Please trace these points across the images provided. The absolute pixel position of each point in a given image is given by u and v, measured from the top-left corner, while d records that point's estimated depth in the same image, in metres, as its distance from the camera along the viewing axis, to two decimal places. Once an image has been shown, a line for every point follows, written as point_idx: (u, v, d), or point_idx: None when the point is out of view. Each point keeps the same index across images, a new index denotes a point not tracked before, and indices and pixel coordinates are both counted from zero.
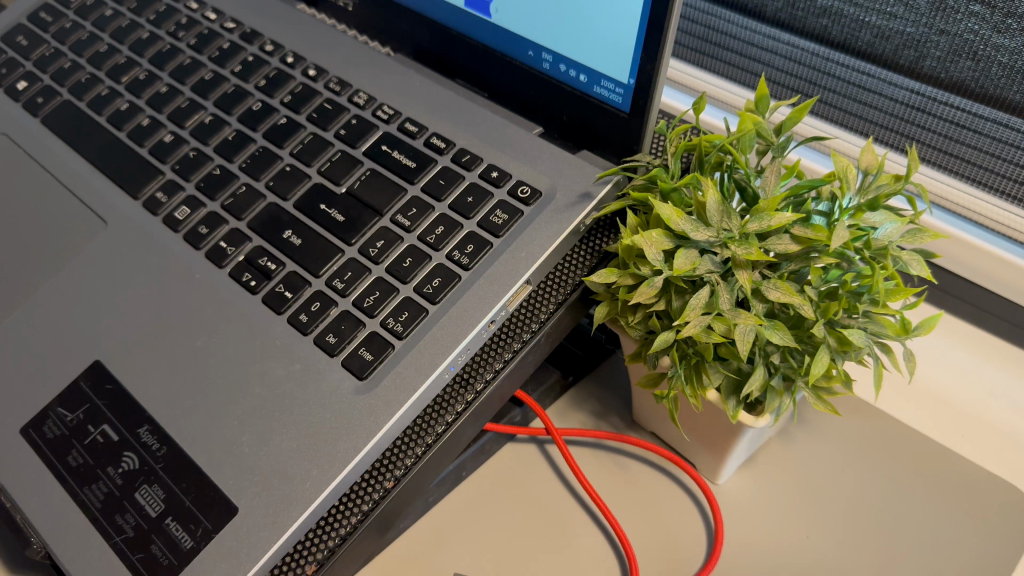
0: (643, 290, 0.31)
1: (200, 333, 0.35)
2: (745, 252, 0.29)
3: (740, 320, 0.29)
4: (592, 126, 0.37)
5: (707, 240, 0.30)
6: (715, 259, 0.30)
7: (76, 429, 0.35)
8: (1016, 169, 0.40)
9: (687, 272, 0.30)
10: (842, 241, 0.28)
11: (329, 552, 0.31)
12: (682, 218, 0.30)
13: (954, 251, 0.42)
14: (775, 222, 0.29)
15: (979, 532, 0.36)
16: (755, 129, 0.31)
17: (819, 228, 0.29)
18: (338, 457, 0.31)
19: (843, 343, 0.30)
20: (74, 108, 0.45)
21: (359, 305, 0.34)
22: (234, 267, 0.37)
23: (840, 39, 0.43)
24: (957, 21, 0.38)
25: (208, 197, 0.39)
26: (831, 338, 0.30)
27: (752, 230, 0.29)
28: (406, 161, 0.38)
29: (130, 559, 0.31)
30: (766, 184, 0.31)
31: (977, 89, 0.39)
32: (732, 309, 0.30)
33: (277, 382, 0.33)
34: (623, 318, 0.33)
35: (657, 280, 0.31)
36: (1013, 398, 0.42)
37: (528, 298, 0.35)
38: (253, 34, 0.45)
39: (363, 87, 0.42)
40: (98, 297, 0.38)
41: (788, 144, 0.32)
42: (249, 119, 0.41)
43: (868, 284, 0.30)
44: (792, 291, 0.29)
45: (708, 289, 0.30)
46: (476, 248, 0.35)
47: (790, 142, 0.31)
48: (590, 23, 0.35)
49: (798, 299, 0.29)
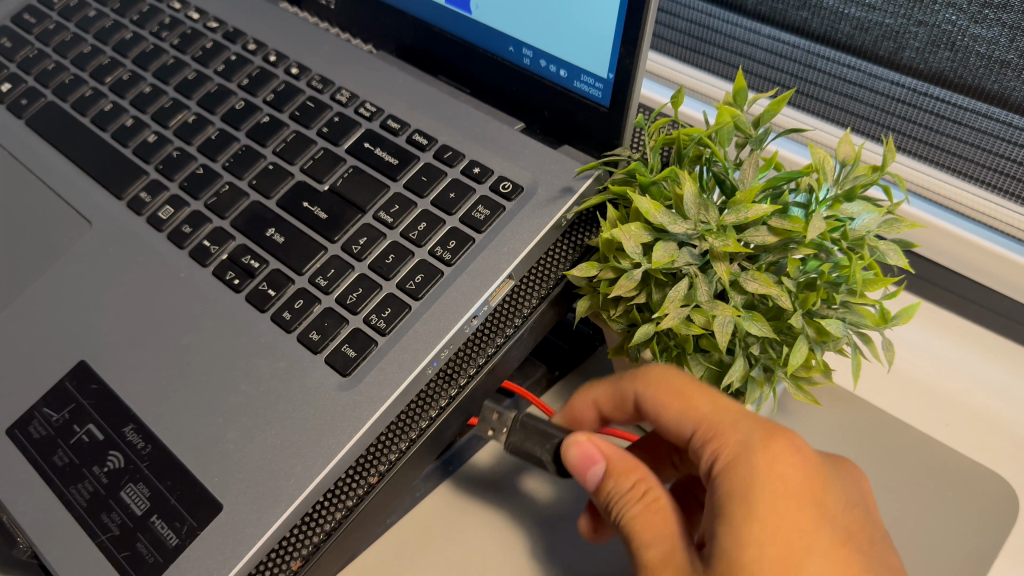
0: (622, 283, 0.31)
1: (185, 331, 0.36)
2: (722, 244, 0.29)
3: (717, 310, 0.29)
4: (574, 120, 0.38)
5: (686, 230, 0.30)
6: (693, 250, 0.30)
7: (62, 429, 0.35)
8: (994, 158, 0.40)
9: (666, 265, 0.30)
10: (820, 231, 0.28)
11: (314, 548, 0.31)
12: (660, 212, 0.30)
13: (932, 241, 0.42)
14: (752, 215, 0.29)
15: (965, 515, 0.37)
16: (733, 122, 0.31)
17: (796, 219, 0.29)
18: (322, 453, 0.31)
19: (822, 333, 0.30)
20: (58, 109, 0.45)
21: (343, 302, 0.34)
22: (217, 266, 0.37)
23: (820, 31, 0.43)
24: (935, 12, 0.38)
25: (191, 196, 0.40)
26: (810, 328, 0.30)
27: (730, 222, 0.29)
28: (388, 158, 0.38)
29: (116, 557, 0.31)
30: (744, 176, 0.31)
31: (956, 79, 0.39)
32: (709, 297, 0.30)
33: (262, 378, 0.33)
34: (605, 312, 0.34)
35: (636, 274, 0.31)
36: (996, 387, 0.42)
37: (513, 290, 0.35)
38: (237, 33, 0.45)
39: (346, 84, 0.42)
40: (83, 297, 0.38)
41: (766, 138, 0.31)
42: (232, 118, 0.41)
43: (845, 274, 0.30)
44: (770, 282, 0.29)
45: (686, 281, 0.30)
46: (458, 244, 0.35)
47: (768, 134, 0.31)
48: (574, 11, 0.34)
49: (776, 291, 0.29)
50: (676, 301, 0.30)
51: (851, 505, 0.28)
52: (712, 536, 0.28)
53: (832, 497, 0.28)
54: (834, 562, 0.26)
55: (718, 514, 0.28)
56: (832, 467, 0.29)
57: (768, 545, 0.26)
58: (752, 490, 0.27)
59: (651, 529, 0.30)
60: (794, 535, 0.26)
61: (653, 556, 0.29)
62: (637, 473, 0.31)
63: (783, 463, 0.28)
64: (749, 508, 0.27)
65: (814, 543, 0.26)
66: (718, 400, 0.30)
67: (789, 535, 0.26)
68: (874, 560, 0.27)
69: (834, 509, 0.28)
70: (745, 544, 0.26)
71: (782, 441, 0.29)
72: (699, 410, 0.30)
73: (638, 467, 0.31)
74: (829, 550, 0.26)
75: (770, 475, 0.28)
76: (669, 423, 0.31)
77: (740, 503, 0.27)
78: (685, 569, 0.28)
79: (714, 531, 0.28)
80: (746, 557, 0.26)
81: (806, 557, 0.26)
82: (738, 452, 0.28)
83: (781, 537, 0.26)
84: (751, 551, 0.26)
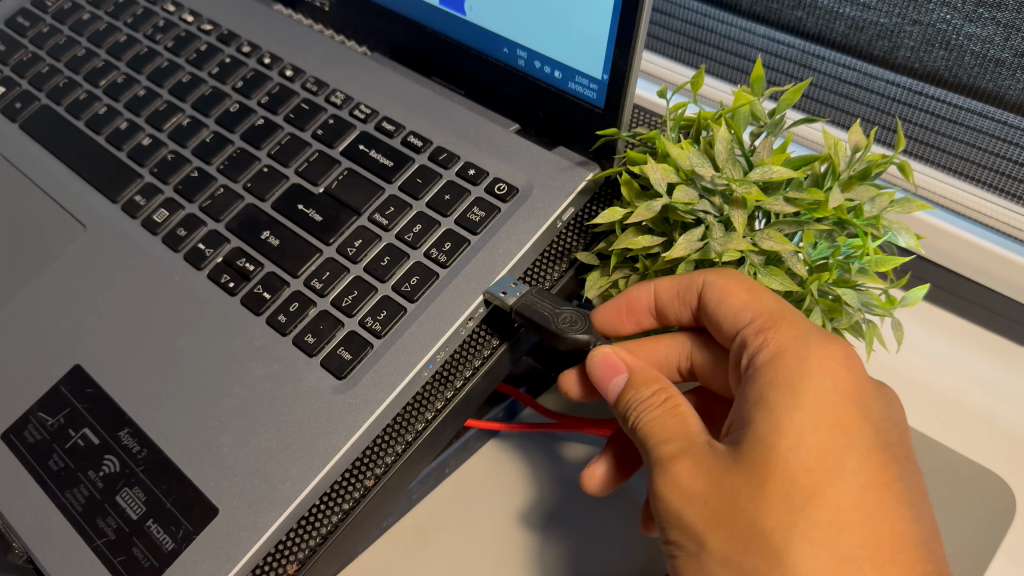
0: (640, 213, 0.30)
1: (180, 335, 0.36)
2: (744, 191, 0.29)
3: (731, 248, 0.30)
4: (569, 122, 0.38)
5: (712, 177, 0.30)
6: (713, 202, 0.31)
7: (57, 433, 0.35)
8: (990, 158, 0.40)
9: (685, 208, 0.30)
10: (839, 204, 0.29)
11: (311, 551, 0.31)
12: (690, 154, 0.30)
13: (934, 238, 0.41)
14: (778, 174, 0.29)
15: (963, 514, 0.37)
16: (750, 106, 0.31)
17: (815, 192, 0.30)
18: (317, 457, 0.31)
19: (833, 309, 0.31)
20: (52, 112, 0.45)
21: (338, 304, 0.34)
22: (212, 269, 0.37)
23: (815, 30, 0.43)
24: (930, 10, 0.38)
25: (186, 199, 0.40)
26: (821, 305, 0.31)
27: (755, 178, 0.29)
28: (384, 160, 0.38)
29: (112, 562, 0.31)
30: (760, 157, 0.31)
31: (951, 78, 0.39)
32: (724, 238, 0.30)
33: (257, 382, 0.33)
34: (614, 278, 0.34)
35: (656, 206, 0.30)
36: (993, 387, 0.42)
37: (527, 272, 0.36)
38: (231, 36, 0.45)
39: (340, 87, 0.42)
40: (78, 301, 0.38)
41: (782, 124, 0.31)
42: (227, 120, 0.41)
43: (859, 252, 0.30)
44: (784, 242, 0.30)
45: (702, 228, 0.31)
46: (453, 246, 0.35)
47: (784, 121, 0.31)
48: (567, 13, 0.34)
49: (790, 250, 0.30)
50: (690, 245, 0.30)
51: (892, 423, 0.29)
52: (744, 424, 0.28)
53: (874, 409, 0.29)
54: (865, 467, 0.27)
55: (757, 400, 0.28)
56: (874, 385, 0.30)
57: (808, 437, 0.27)
58: (800, 382, 0.28)
59: (670, 427, 0.29)
60: (832, 433, 0.27)
61: (668, 447, 0.29)
62: (658, 384, 0.31)
63: (834, 365, 0.29)
64: (793, 397, 0.28)
65: (850, 447, 0.27)
66: (780, 302, 0.30)
67: (828, 433, 0.27)
68: (902, 474, 0.28)
69: (875, 420, 0.29)
70: (785, 432, 0.27)
71: (836, 343, 0.29)
72: (760, 305, 0.30)
73: (659, 379, 0.31)
74: (863, 454, 0.27)
75: (819, 369, 0.28)
76: (720, 319, 0.31)
77: (785, 392, 0.28)
78: (708, 458, 0.28)
79: (745, 417, 0.28)
80: (782, 445, 0.27)
81: (840, 458, 0.27)
82: (790, 344, 0.29)
83: (821, 433, 0.27)
84: (789, 439, 0.27)
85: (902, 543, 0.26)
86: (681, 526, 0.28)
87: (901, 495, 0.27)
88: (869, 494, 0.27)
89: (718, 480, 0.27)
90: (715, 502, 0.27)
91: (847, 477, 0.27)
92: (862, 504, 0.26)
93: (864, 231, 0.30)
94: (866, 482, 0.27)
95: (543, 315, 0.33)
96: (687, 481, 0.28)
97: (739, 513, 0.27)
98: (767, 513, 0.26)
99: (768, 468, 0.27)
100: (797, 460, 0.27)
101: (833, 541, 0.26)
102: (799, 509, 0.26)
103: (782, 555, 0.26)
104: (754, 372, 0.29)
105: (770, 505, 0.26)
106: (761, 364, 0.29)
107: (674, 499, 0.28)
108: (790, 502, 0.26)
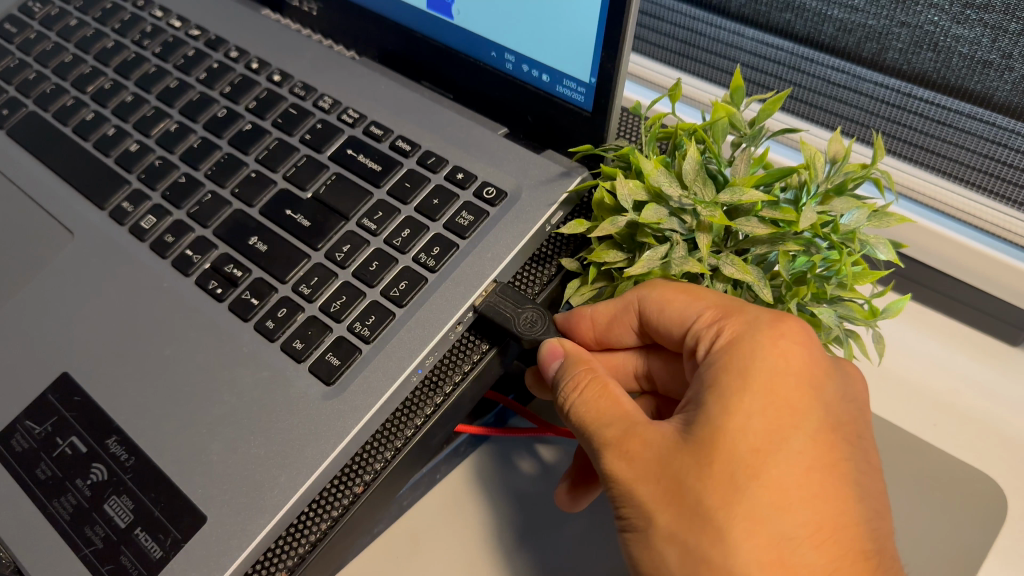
0: (605, 228, 0.30)
1: (168, 342, 0.35)
2: (708, 214, 0.28)
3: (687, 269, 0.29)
4: (557, 125, 0.37)
5: (680, 196, 0.30)
6: (682, 221, 0.30)
7: (45, 442, 0.35)
8: (977, 158, 0.40)
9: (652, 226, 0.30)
10: (810, 222, 0.28)
11: (300, 558, 0.31)
12: (660, 172, 0.30)
13: (919, 240, 0.41)
14: (746, 198, 0.28)
15: (954, 515, 0.37)
16: (729, 117, 0.31)
17: (787, 209, 0.29)
18: (305, 464, 0.31)
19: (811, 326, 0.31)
20: (40, 119, 0.44)
21: (327, 310, 0.34)
22: (200, 275, 0.37)
23: (804, 33, 0.43)
24: (918, 12, 0.38)
25: (174, 205, 0.39)
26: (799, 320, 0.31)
27: (723, 200, 0.29)
28: (371, 164, 0.38)
29: (100, 570, 0.31)
30: (736, 171, 0.30)
31: (940, 80, 0.39)
32: (682, 258, 0.30)
33: (246, 389, 0.33)
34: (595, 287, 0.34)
35: (620, 221, 0.30)
36: (983, 388, 0.42)
37: (516, 276, 0.36)
38: (219, 40, 0.45)
39: (327, 91, 0.42)
40: (65, 308, 0.38)
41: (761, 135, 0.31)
42: (215, 125, 0.41)
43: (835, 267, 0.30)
44: (747, 269, 0.30)
45: (667, 245, 0.30)
46: (442, 250, 0.35)
47: (763, 131, 0.31)
48: (555, 16, 0.34)
49: (752, 278, 0.29)
50: (651, 261, 0.30)
51: (848, 402, 0.29)
52: (697, 406, 0.28)
53: (830, 389, 0.29)
54: (811, 448, 0.27)
55: (712, 385, 0.28)
56: (833, 362, 0.30)
57: (755, 420, 0.27)
58: (752, 365, 0.28)
59: (607, 411, 0.29)
60: (781, 414, 0.27)
61: (610, 430, 0.29)
62: (587, 367, 0.31)
63: (786, 345, 0.28)
64: (744, 379, 0.28)
65: (798, 427, 0.27)
66: (723, 296, 0.30)
67: (776, 413, 0.27)
68: (852, 454, 0.28)
69: (828, 400, 0.28)
70: (733, 414, 0.27)
71: (792, 321, 0.29)
72: (703, 301, 0.30)
73: (589, 362, 0.31)
74: (810, 435, 0.27)
75: (773, 352, 0.28)
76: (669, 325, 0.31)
77: (737, 375, 0.28)
78: (654, 443, 0.28)
79: (700, 400, 0.28)
80: (730, 427, 0.27)
81: (787, 437, 0.27)
82: (743, 332, 0.29)
83: (770, 415, 0.27)
84: (736, 421, 0.27)
85: (844, 523, 0.27)
86: (636, 507, 0.28)
87: (847, 475, 0.27)
88: (815, 474, 0.27)
89: (668, 462, 0.27)
90: (664, 483, 0.27)
91: (792, 458, 0.27)
92: (806, 485, 0.27)
93: (841, 245, 0.30)
94: (812, 463, 0.27)
95: (503, 315, 0.33)
96: (638, 460, 0.28)
97: (686, 494, 0.27)
98: (709, 491, 0.26)
99: (715, 446, 0.27)
100: (744, 442, 0.27)
101: (773, 519, 0.26)
102: (741, 489, 0.26)
103: (723, 534, 0.26)
104: (708, 360, 0.29)
105: (713, 484, 0.27)
106: (717, 352, 0.29)
107: (626, 476, 0.28)
108: (734, 482, 0.26)
